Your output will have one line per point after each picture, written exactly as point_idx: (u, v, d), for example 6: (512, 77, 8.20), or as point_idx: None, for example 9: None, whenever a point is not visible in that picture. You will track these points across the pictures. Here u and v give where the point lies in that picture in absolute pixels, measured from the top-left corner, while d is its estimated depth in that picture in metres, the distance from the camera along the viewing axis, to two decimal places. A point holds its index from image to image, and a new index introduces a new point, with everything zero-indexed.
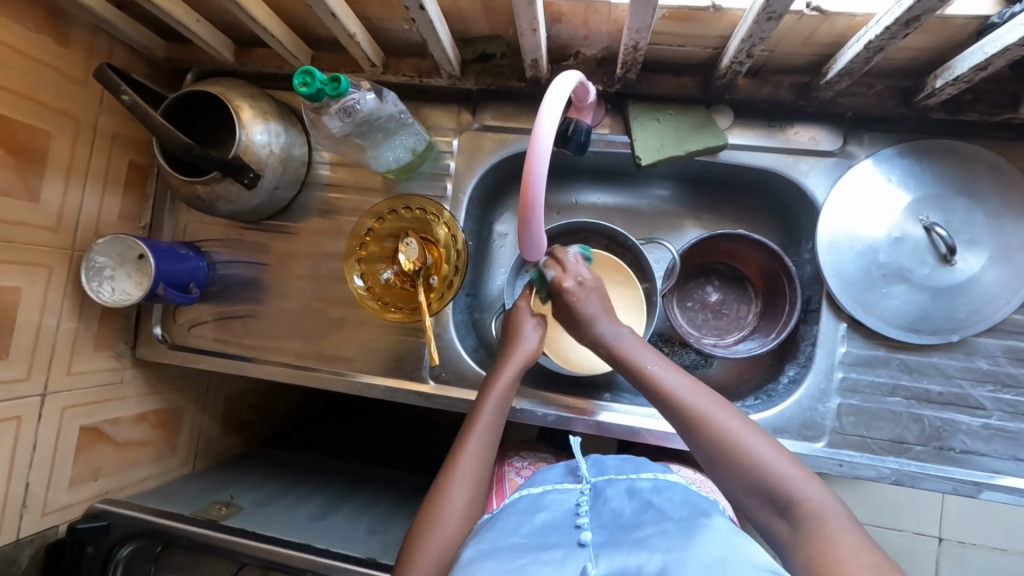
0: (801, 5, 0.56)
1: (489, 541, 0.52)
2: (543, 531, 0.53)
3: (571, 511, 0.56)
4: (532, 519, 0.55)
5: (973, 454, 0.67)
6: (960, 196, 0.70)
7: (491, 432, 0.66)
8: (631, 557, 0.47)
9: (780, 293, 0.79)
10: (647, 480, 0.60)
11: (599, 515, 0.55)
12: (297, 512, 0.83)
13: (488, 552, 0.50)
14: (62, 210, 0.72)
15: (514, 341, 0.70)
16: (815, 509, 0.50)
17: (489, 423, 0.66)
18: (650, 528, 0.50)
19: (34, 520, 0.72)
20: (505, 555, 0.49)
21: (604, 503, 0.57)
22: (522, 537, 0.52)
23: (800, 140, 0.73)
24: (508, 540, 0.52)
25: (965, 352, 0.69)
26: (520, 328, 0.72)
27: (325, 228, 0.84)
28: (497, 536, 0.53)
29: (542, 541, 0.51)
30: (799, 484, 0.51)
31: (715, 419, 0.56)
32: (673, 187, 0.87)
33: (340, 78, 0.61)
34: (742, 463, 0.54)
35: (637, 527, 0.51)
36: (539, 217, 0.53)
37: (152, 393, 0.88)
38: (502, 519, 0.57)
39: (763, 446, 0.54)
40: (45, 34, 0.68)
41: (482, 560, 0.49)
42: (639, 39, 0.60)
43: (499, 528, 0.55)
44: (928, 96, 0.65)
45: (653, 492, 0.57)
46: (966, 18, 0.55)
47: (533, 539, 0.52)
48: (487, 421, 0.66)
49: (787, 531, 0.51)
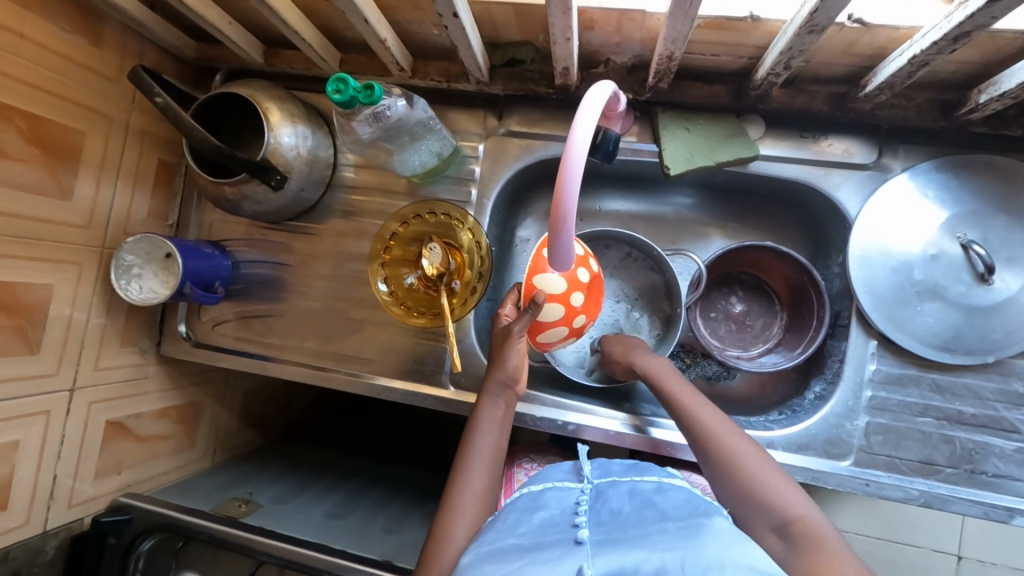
0: (842, 18, 0.55)
1: (488, 544, 0.52)
2: (541, 527, 0.54)
3: (569, 508, 0.57)
4: (531, 515, 0.56)
5: (1006, 478, 0.66)
6: (1001, 213, 0.68)
7: (486, 466, 0.62)
8: (629, 552, 0.47)
9: (807, 307, 0.78)
10: (650, 482, 0.60)
11: (597, 513, 0.55)
12: (314, 511, 0.83)
13: (487, 556, 0.50)
14: (93, 208, 0.73)
15: (496, 363, 0.65)
16: (809, 529, 0.50)
17: (481, 457, 0.62)
18: (647, 524, 0.51)
19: (60, 512, 0.73)
20: (504, 557, 0.49)
21: (603, 502, 0.57)
22: (519, 536, 0.52)
23: (833, 152, 0.71)
24: (505, 542, 0.52)
25: (1000, 373, 0.67)
26: (503, 348, 0.64)
27: (348, 230, 0.84)
28: (495, 538, 0.53)
29: (539, 539, 0.51)
30: (795, 508, 0.52)
31: (723, 438, 0.58)
32: (697, 195, 0.86)
33: (374, 86, 0.61)
34: (742, 480, 0.55)
35: (635, 525, 0.51)
36: (570, 229, 0.52)
37: (173, 389, 0.89)
38: (501, 519, 0.57)
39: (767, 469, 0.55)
40: (80, 35, 0.69)
41: (481, 564, 0.49)
42: (675, 49, 0.59)
43: (497, 528, 0.55)
44: (972, 110, 0.63)
45: (654, 492, 0.57)
46: (1016, 32, 0.53)
47: (530, 539, 0.52)
48: (481, 446, 0.63)
49: (781, 548, 0.50)
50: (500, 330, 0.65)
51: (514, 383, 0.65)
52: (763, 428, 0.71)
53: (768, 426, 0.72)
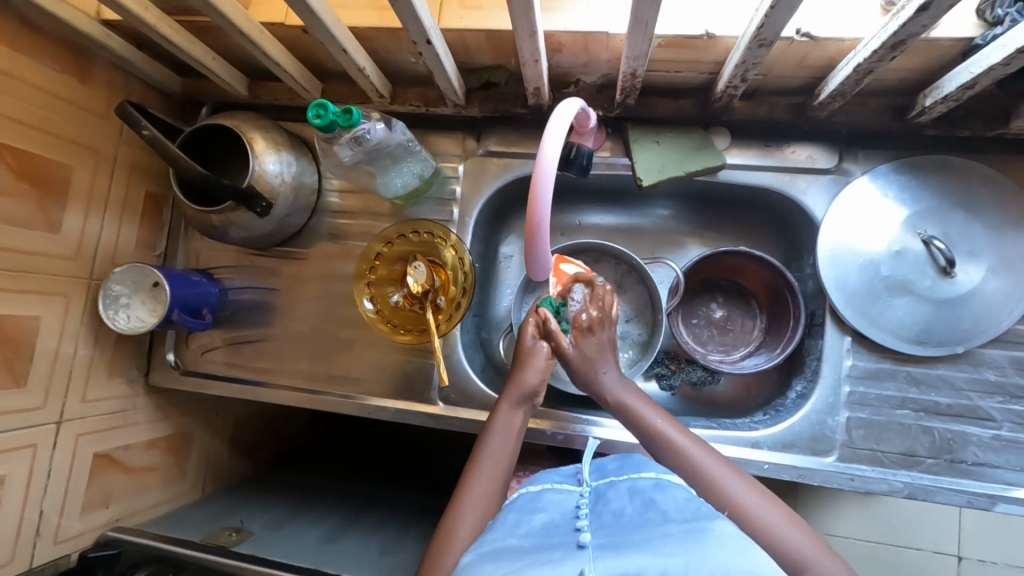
0: (791, 32, 0.58)
1: (487, 545, 0.53)
2: (542, 530, 0.54)
3: (569, 511, 0.58)
4: (531, 518, 0.57)
5: (986, 466, 0.67)
6: (958, 209, 0.71)
7: (499, 471, 0.61)
8: (631, 555, 0.47)
9: (784, 308, 0.80)
10: (648, 478, 0.60)
11: (598, 515, 0.56)
12: (307, 537, 0.83)
13: (488, 556, 0.51)
14: (81, 240, 0.75)
15: (519, 368, 0.66)
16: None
17: (494, 461, 0.62)
18: (649, 527, 0.51)
19: (47, 548, 0.72)
20: (504, 557, 0.49)
21: (603, 504, 0.58)
22: (520, 538, 0.53)
23: (797, 159, 0.75)
24: (505, 542, 0.52)
25: (972, 363, 0.69)
26: (529, 356, 0.67)
27: (335, 253, 0.86)
28: (495, 538, 0.53)
29: (540, 541, 0.52)
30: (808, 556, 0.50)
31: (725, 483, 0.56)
32: (674, 206, 0.88)
33: (352, 110, 0.64)
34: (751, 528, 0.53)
35: (637, 528, 0.51)
36: (545, 238, 0.55)
37: (162, 419, 0.89)
38: (500, 520, 0.58)
39: (772, 512, 0.54)
40: (69, 74, 0.72)
41: (481, 564, 0.49)
42: (637, 67, 0.63)
43: (497, 527, 0.56)
44: (921, 114, 0.67)
45: (653, 490, 0.57)
46: (951, 40, 0.57)
47: (531, 541, 0.52)
48: (493, 449, 0.63)
49: None
50: (526, 343, 0.67)
51: (535, 397, 0.66)
52: (748, 429, 0.72)
53: (753, 427, 0.73)
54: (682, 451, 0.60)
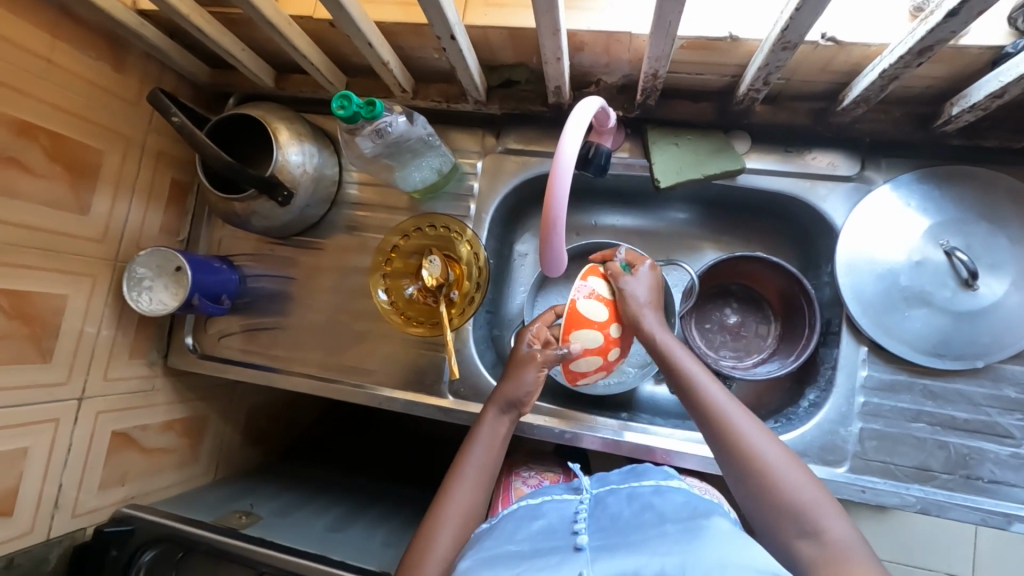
0: (816, 36, 0.58)
1: (486, 550, 0.53)
2: (541, 535, 0.55)
3: (569, 517, 0.58)
4: (530, 524, 0.57)
5: (1002, 484, 0.66)
6: (982, 221, 0.70)
7: (480, 480, 0.63)
8: (628, 557, 0.47)
9: (800, 315, 0.79)
10: (647, 486, 0.61)
11: (597, 520, 0.56)
12: (314, 524, 0.84)
13: (485, 560, 0.51)
14: (109, 223, 0.77)
15: (511, 374, 0.67)
16: (838, 539, 0.47)
17: (475, 469, 0.63)
18: (646, 528, 0.51)
19: (64, 521, 0.74)
20: (502, 562, 0.50)
21: (603, 509, 0.58)
22: (519, 543, 0.53)
23: (818, 165, 0.74)
24: (504, 548, 0.53)
25: (991, 379, 0.68)
26: (522, 365, 0.67)
27: (352, 245, 0.87)
28: (494, 544, 0.54)
29: (539, 545, 0.52)
30: (827, 512, 0.49)
31: (749, 437, 0.54)
32: (691, 210, 0.88)
33: (376, 102, 0.65)
34: (769, 483, 0.51)
35: (634, 530, 0.52)
36: (560, 235, 0.55)
37: (179, 401, 0.91)
38: (500, 527, 0.58)
39: (794, 469, 0.52)
40: (105, 62, 0.74)
41: (479, 568, 0.50)
42: (659, 67, 0.63)
43: (496, 535, 0.56)
44: (947, 122, 0.66)
45: (652, 496, 0.58)
46: (981, 47, 0.56)
47: (530, 545, 0.53)
48: (476, 455, 0.64)
49: (809, 554, 0.47)
50: (522, 352, 0.68)
51: (522, 405, 0.67)
52: None
53: None
54: (711, 403, 0.57)
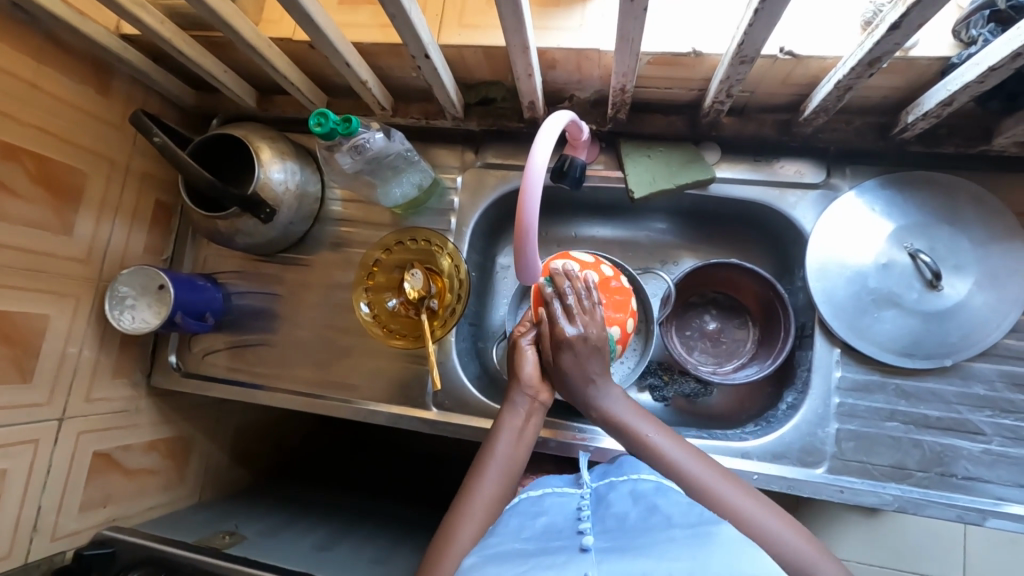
0: (774, 51, 0.61)
1: (491, 548, 0.54)
2: (544, 534, 0.56)
3: (572, 515, 0.59)
4: (533, 522, 0.59)
5: (977, 481, 0.67)
6: (943, 224, 0.72)
7: (507, 476, 0.60)
8: (634, 560, 0.47)
9: (776, 320, 0.81)
10: (650, 481, 0.61)
11: (601, 519, 0.56)
12: (300, 543, 0.82)
13: (491, 558, 0.52)
14: (92, 243, 0.78)
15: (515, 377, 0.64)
16: None
17: (504, 467, 0.60)
18: (651, 531, 0.51)
19: (43, 545, 0.73)
20: (509, 560, 0.50)
21: (606, 508, 0.58)
22: (524, 542, 0.55)
23: (786, 174, 0.77)
24: (510, 546, 0.54)
25: (961, 377, 0.70)
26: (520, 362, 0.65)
27: (336, 260, 0.88)
28: (499, 541, 0.55)
29: (543, 544, 0.53)
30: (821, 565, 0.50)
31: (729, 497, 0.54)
32: (670, 220, 0.90)
33: (352, 119, 0.66)
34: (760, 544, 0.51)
35: (640, 531, 0.52)
36: (534, 244, 0.55)
37: (163, 421, 0.90)
38: (502, 525, 0.59)
39: (778, 521, 0.53)
40: (90, 86, 0.76)
41: (485, 565, 0.51)
42: (627, 82, 0.65)
43: (500, 532, 0.58)
44: (903, 130, 0.69)
45: (655, 494, 0.58)
46: (929, 59, 0.59)
47: (535, 544, 0.54)
48: (504, 452, 0.61)
49: None
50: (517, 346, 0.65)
51: (540, 396, 0.64)
52: (738, 439, 0.72)
53: (744, 437, 0.73)
54: (689, 475, 0.56)
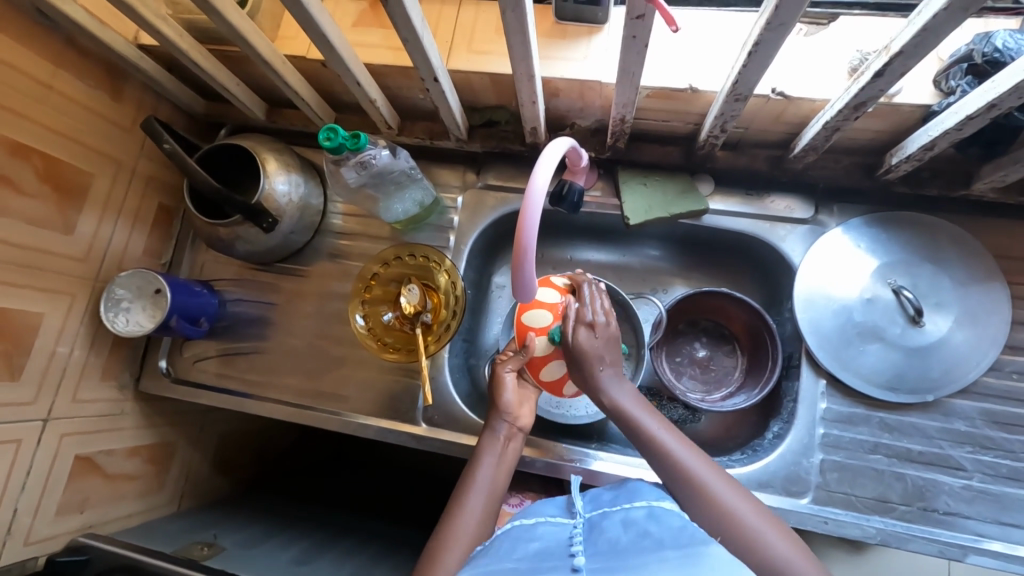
0: (768, 91, 0.64)
1: (483, 567, 0.52)
2: (537, 557, 0.54)
3: (564, 541, 0.57)
4: (525, 545, 0.56)
5: (958, 516, 0.68)
6: (925, 263, 0.75)
7: (490, 500, 0.62)
8: None
9: (763, 350, 0.83)
10: (642, 508, 0.59)
11: (593, 543, 0.55)
12: (279, 558, 0.81)
13: None
14: (92, 243, 0.78)
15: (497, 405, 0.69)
16: None
17: (487, 490, 0.63)
18: (644, 553, 0.50)
19: (15, 549, 0.71)
20: None
21: (599, 534, 0.56)
22: (515, 562, 0.53)
23: (776, 208, 0.79)
24: (502, 566, 0.52)
25: (942, 413, 0.71)
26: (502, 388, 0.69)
27: (334, 272, 0.89)
28: (491, 561, 0.53)
29: (534, 565, 0.51)
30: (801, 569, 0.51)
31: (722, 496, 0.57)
32: (663, 248, 0.92)
33: (360, 135, 0.69)
34: (746, 538, 0.54)
35: (632, 553, 0.50)
36: (531, 266, 0.56)
37: (147, 426, 0.89)
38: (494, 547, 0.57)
39: (768, 525, 0.55)
40: (103, 91, 0.78)
41: None
42: (626, 113, 0.68)
43: (491, 553, 0.55)
44: (888, 171, 0.72)
45: (647, 520, 0.56)
46: (912, 106, 0.63)
47: (527, 564, 0.52)
48: (486, 478, 0.64)
49: None
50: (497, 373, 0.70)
51: (521, 425, 0.69)
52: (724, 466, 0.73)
53: (730, 465, 0.73)
54: (686, 471, 0.59)
